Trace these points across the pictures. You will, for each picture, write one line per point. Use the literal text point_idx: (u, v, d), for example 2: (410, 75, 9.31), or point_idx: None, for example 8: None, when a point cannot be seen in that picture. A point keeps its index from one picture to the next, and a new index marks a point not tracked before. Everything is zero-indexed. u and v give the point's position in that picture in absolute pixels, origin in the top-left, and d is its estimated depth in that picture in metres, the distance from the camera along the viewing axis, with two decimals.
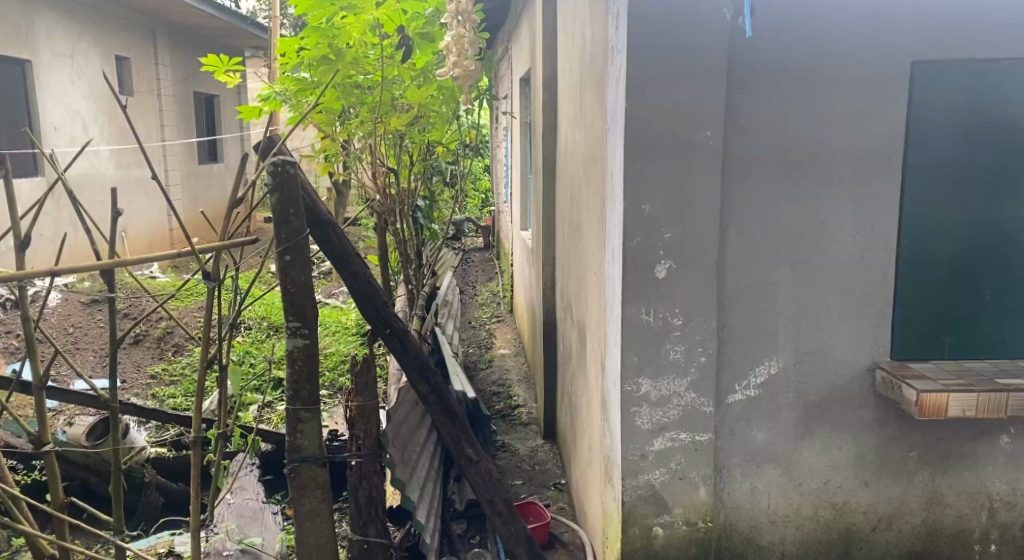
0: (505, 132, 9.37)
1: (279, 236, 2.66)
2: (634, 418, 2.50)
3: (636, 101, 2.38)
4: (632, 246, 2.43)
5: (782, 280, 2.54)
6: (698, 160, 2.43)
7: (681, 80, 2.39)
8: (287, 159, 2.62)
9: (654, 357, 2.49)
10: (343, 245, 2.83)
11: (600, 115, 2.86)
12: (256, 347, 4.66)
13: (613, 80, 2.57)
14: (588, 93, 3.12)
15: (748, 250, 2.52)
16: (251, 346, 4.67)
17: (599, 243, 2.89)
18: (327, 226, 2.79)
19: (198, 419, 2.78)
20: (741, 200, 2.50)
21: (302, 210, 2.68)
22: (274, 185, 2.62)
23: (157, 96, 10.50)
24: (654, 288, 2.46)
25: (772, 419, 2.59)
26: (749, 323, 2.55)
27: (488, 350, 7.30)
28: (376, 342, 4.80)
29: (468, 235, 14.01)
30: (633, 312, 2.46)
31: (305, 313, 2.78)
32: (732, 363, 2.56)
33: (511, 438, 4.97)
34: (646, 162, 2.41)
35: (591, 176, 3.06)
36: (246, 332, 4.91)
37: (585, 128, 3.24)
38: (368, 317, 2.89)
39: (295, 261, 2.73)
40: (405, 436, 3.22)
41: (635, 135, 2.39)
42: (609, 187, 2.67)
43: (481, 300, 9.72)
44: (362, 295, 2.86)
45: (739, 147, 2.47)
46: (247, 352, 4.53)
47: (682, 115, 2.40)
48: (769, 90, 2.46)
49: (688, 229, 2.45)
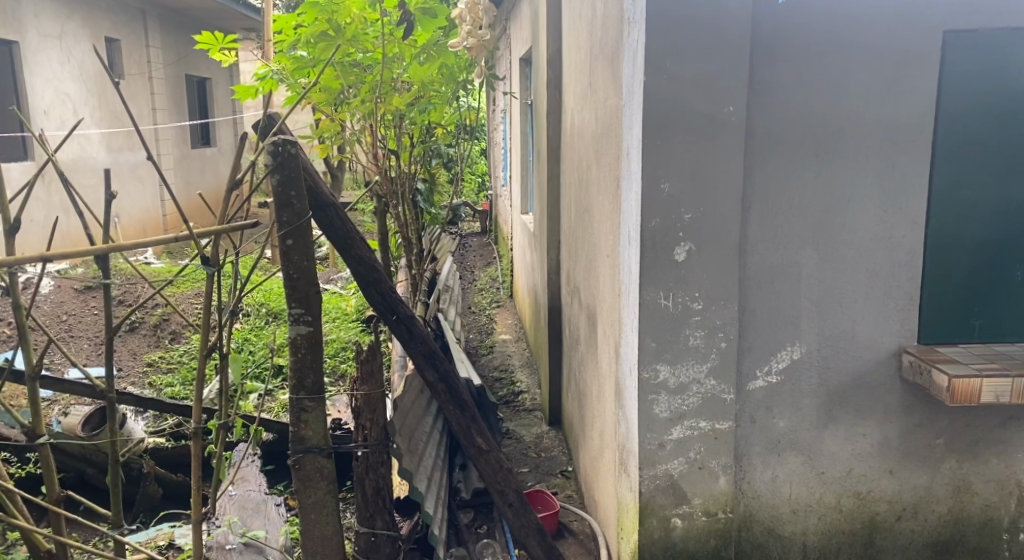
0: (503, 114, 9.23)
1: (281, 219, 2.57)
2: (652, 406, 2.42)
3: (655, 74, 2.28)
4: (651, 227, 2.34)
5: (805, 262, 2.45)
6: (719, 137, 2.33)
7: (702, 52, 2.29)
8: (289, 139, 2.51)
9: (673, 343, 2.40)
10: (347, 228, 2.72)
11: (612, 91, 2.76)
12: (256, 334, 4.55)
13: (628, 52, 2.47)
14: (600, 69, 3.00)
15: (771, 230, 2.43)
16: (250, 333, 4.57)
17: (612, 225, 2.80)
18: (329, 209, 2.69)
19: (199, 411, 2.65)
20: (763, 179, 2.40)
21: (305, 192, 2.59)
22: (274, 165, 2.52)
23: (148, 79, 10.31)
24: (673, 271, 2.37)
25: (794, 406, 2.50)
26: (771, 307, 2.46)
27: (488, 335, 7.22)
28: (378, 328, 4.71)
29: (464, 219, 13.88)
30: (651, 297, 2.38)
31: (308, 298, 2.68)
32: (753, 349, 2.47)
33: (516, 424, 4.89)
34: (665, 139, 2.31)
35: (603, 155, 2.96)
36: (245, 319, 4.80)
37: (596, 106, 3.13)
38: (374, 303, 2.78)
39: (298, 246, 2.62)
40: (412, 424, 3.12)
41: (654, 109, 2.30)
42: (623, 166, 2.57)
43: (480, 285, 9.62)
44: (367, 280, 2.75)
45: (762, 123, 2.37)
46: (247, 340, 4.43)
47: (703, 89, 2.31)
48: (794, 63, 2.36)
49: (709, 209, 2.36)
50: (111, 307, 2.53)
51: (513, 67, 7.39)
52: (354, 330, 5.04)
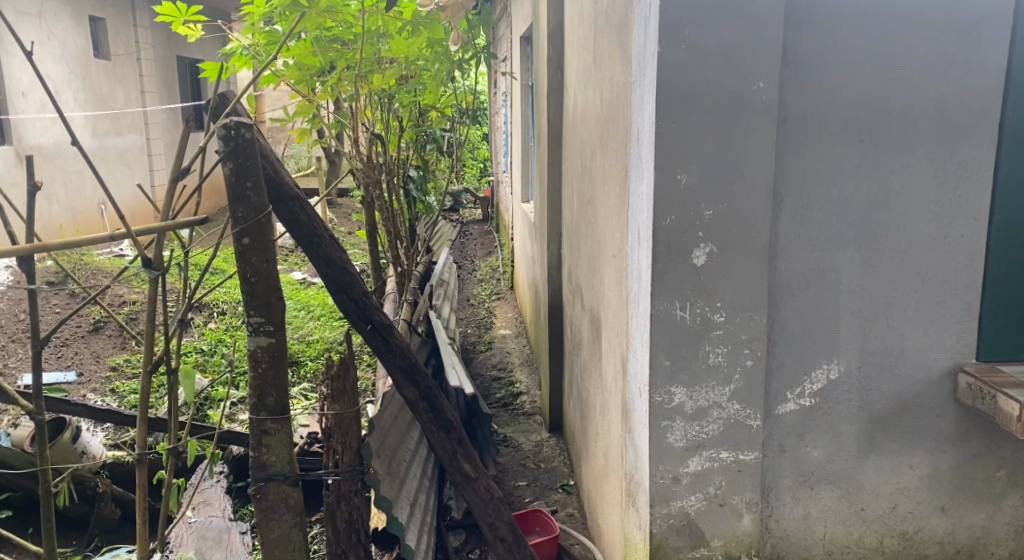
0: (504, 97, 8.85)
1: (242, 214, 2.24)
2: (666, 434, 2.07)
3: (671, 45, 1.94)
4: (664, 226, 2.01)
5: (846, 266, 2.09)
6: (747, 119, 1.99)
7: (727, 19, 1.94)
8: (244, 122, 2.19)
9: (690, 362, 2.06)
10: (313, 225, 2.38)
11: (619, 68, 2.40)
12: (230, 334, 4.21)
13: (640, 20, 2.12)
14: (606, 43, 2.63)
15: (806, 231, 2.07)
16: (224, 334, 4.22)
17: (619, 223, 2.44)
18: (293, 201, 2.35)
19: (144, 437, 2.29)
20: (798, 169, 2.04)
21: (263, 183, 2.25)
22: (226, 151, 2.19)
23: (136, 61, 9.92)
24: (691, 278, 2.03)
25: (830, 433, 2.14)
26: (805, 319, 2.10)
27: (488, 330, 6.89)
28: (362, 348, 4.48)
29: (466, 206, 13.50)
30: (665, 307, 2.04)
31: (269, 305, 2.34)
32: (785, 367, 2.11)
33: (513, 430, 4.56)
34: (682, 123, 1.97)
35: (609, 141, 2.59)
36: (220, 317, 4.46)
37: (601, 86, 2.77)
38: (345, 311, 2.43)
39: (255, 246, 2.28)
40: (392, 443, 2.77)
41: (670, 87, 1.95)
42: (632, 154, 2.22)
43: (480, 275, 9.26)
44: (337, 284, 2.40)
45: (799, 102, 2.01)
46: (220, 342, 4.10)
47: (727, 63, 1.96)
48: (835, 30, 1.99)
49: (732, 205, 2.02)
50: (38, 316, 2.19)
51: (514, 47, 7.00)
52: (339, 330, 4.70)
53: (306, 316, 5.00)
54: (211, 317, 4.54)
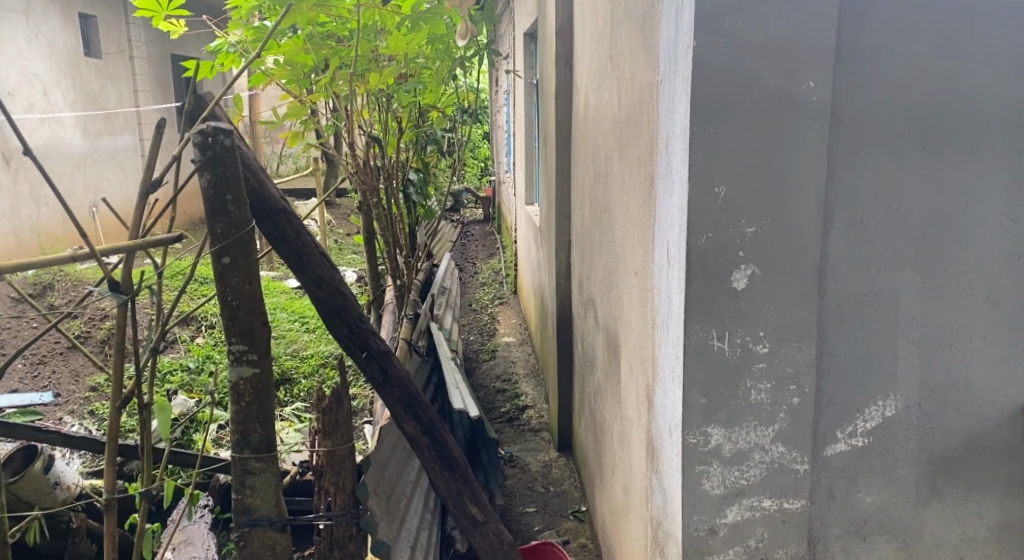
0: (506, 95, 8.59)
1: (227, 232, 2.01)
2: (701, 481, 1.82)
3: (709, 37, 1.69)
4: (700, 245, 1.77)
5: (905, 289, 1.84)
6: (794, 123, 1.74)
7: (773, 8, 1.70)
8: (222, 128, 1.97)
9: (729, 399, 1.81)
10: (301, 242, 2.13)
11: (644, 64, 2.15)
12: (218, 350, 3.97)
13: (669, 11, 1.87)
14: (626, 37, 2.38)
15: (860, 250, 1.82)
16: (213, 350, 3.98)
17: (643, 238, 2.18)
18: (278, 214, 2.11)
19: (112, 480, 2.04)
20: (853, 180, 1.79)
21: (244, 196, 2.02)
22: (202, 162, 1.96)
23: (128, 59, 9.65)
24: (730, 304, 1.79)
25: (886, 477, 1.89)
26: (859, 349, 1.85)
27: (491, 337, 6.64)
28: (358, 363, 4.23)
29: (466, 205, 13.24)
30: (700, 337, 1.79)
31: (253, 332, 2.10)
32: (835, 404, 1.86)
33: (519, 449, 4.31)
34: (721, 127, 1.73)
35: (630, 146, 2.34)
36: (209, 332, 4.22)
37: (619, 85, 2.52)
38: (338, 337, 2.18)
39: (237, 265, 2.05)
40: (391, 478, 2.52)
41: (708, 87, 1.70)
42: (659, 163, 1.97)
43: (482, 279, 9.01)
44: (328, 307, 2.15)
45: (854, 104, 1.76)
46: (207, 358, 3.86)
47: (772, 58, 1.71)
48: (894, 20, 1.74)
49: (777, 221, 1.77)
50: None
51: (517, 43, 6.73)
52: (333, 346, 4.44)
53: (301, 327, 4.75)
54: (199, 331, 4.31)
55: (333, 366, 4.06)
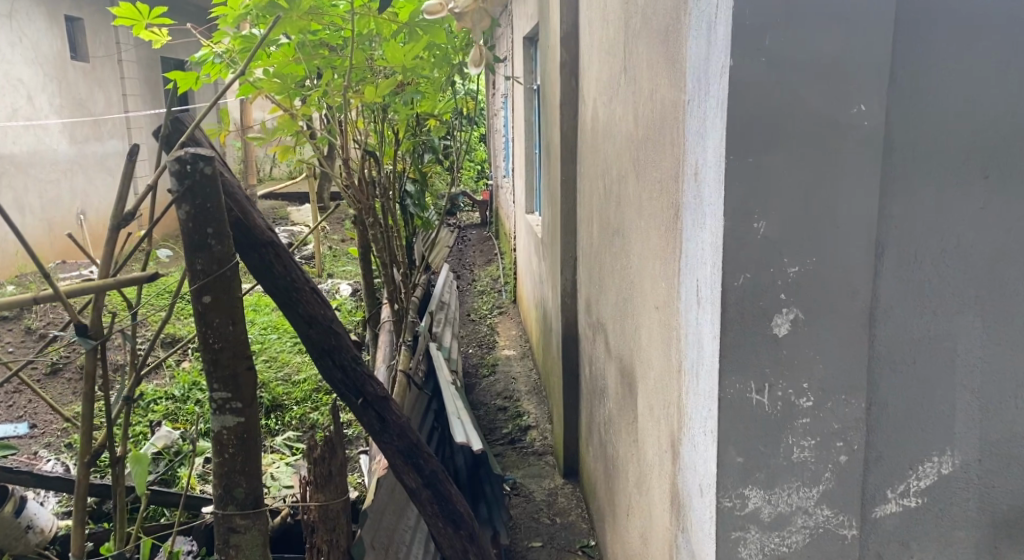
0: (505, 100, 8.38)
1: (208, 268, 1.82)
2: (737, 549, 1.63)
3: (748, 56, 1.50)
4: (738, 287, 1.57)
5: (962, 334, 1.66)
6: (844, 151, 1.55)
7: (821, 22, 1.51)
8: (203, 154, 1.77)
9: (770, 458, 1.62)
10: (290, 277, 1.93)
11: (666, 80, 1.96)
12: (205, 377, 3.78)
13: (697, 25, 1.68)
14: (644, 50, 2.19)
15: (914, 290, 1.63)
16: (199, 376, 3.79)
17: (666, 271, 1.99)
18: (264, 247, 1.91)
19: (78, 542, 1.85)
20: (907, 213, 1.61)
21: (227, 229, 1.82)
22: (181, 193, 1.77)
23: (117, 62, 9.42)
24: (770, 353, 1.60)
25: (940, 541, 1.71)
26: (912, 401, 1.67)
27: (490, 350, 6.44)
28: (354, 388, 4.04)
29: (463, 210, 13.04)
30: (737, 390, 1.60)
31: (237, 377, 1.90)
32: (886, 460, 1.68)
33: (523, 475, 4.12)
34: (762, 156, 1.54)
35: (648, 169, 2.15)
36: (195, 356, 4.03)
37: (635, 100, 2.33)
38: (331, 381, 1.98)
39: (220, 305, 1.86)
40: (389, 527, 2.33)
41: (746, 111, 1.52)
42: (685, 191, 1.78)
43: (480, 286, 8.81)
44: (320, 349, 1.96)
45: (908, 129, 1.57)
46: (193, 386, 3.68)
47: (819, 79, 1.52)
48: (953, 35, 1.56)
49: (824, 260, 1.58)
50: None
51: (516, 47, 6.54)
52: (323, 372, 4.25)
53: (293, 346, 4.57)
54: (185, 355, 4.13)
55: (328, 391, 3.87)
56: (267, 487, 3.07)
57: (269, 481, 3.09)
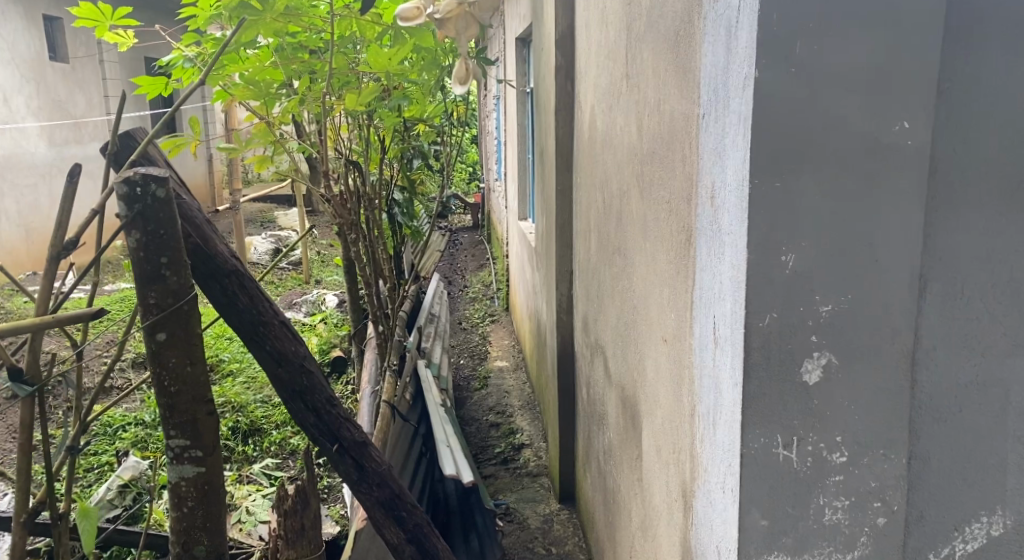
0: (497, 102, 8.17)
1: (163, 302, 1.62)
2: None
3: (776, 67, 1.31)
4: (763, 328, 1.38)
5: (1014, 380, 1.47)
6: (884, 174, 1.36)
7: (860, 28, 1.32)
8: (155, 175, 1.56)
9: (799, 521, 1.43)
10: (255, 310, 1.73)
11: (675, 90, 1.76)
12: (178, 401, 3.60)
13: (713, 30, 1.49)
14: (649, 56, 2.00)
15: (960, 330, 1.44)
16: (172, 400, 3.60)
17: (675, 302, 1.80)
18: (227, 276, 1.71)
19: None
20: (955, 243, 1.41)
21: (183, 258, 1.62)
22: (130, 218, 1.56)
23: (98, 62, 9.16)
24: (800, 402, 1.41)
25: None
26: (957, 454, 1.48)
27: (482, 361, 6.24)
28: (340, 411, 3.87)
29: (455, 212, 12.81)
30: (762, 444, 1.41)
31: (197, 423, 1.70)
32: (926, 522, 1.48)
33: (516, 499, 3.93)
34: (790, 180, 1.35)
35: (655, 187, 1.96)
36: None
37: (639, 111, 2.14)
38: (304, 425, 1.79)
39: (176, 342, 1.65)
40: None
41: (773, 130, 1.33)
42: (700, 216, 1.59)
43: (472, 293, 8.60)
44: (289, 391, 1.75)
45: (956, 149, 1.39)
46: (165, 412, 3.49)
47: (857, 93, 1.33)
48: (1008, 42, 1.37)
49: (861, 298, 1.39)
50: None
51: (509, 48, 6.34)
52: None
53: None
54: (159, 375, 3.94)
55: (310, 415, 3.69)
56: (241, 524, 2.88)
57: (243, 517, 2.90)
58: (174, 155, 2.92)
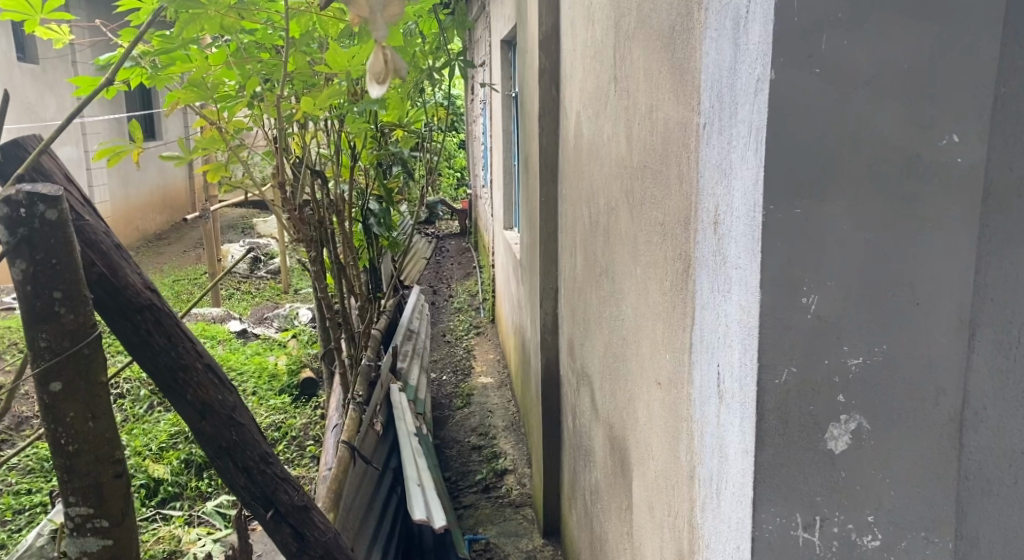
0: (483, 106, 7.91)
1: (57, 344, 1.35)
2: None
3: (798, 66, 1.06)
4: (780, 386, 1.13)
5: None
6: (929, 197, 1.10)
7: (901, 19, 1.06)
8: (44, 194, 1.30)
9: None
10: (175, 356, 1.49)
11: (670, 94, 1.51)
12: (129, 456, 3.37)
13: (716, 24, 1.24)
14: (639, 55, 1.74)
15: (1015, 386, 1.18)
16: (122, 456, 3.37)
17: (670, 341, 1.54)
18: (140, 313, 1.45)
19: None
20: (1011, 283, 1.16)
21: (81, 295, 1.36)
22: (14, 247, 1.30)
23: (70, 64, 8.84)
24: (825, 475, 1.15)
25: None
26: (1012, 535, 1.22)
27: (466, 377, 5.97)
28: (309, 443, 3.63)
29: (441, 218, 12.54)
30: (780, 526, 1.15)
31: (102, 488, 1.43)
32: None
33: (497, 533, 3.66)
34: (813, 206, 1.10)
35: (647, 205, 1.70)
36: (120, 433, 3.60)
37: (629, 118, 1.88)
38: (234, 487, 1.62)
39: (74, 394, 1.38)
40: None
41: (792, 144, 1.08)
42: (700, 245, 1.33)
43: (457, 303, 8.33)
44: (216, 447, 1.57)
45: (1014, 168, 1.13)
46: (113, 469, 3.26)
47: (898, 99, 1.08)
48: None
49: (898, 349, 1.13)
50: None
51: (495, 50, 6.10)
52: (265, 423, 3.82)
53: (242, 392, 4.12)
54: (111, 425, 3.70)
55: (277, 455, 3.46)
56: None
57: None
58: (111, 164, 2.60)
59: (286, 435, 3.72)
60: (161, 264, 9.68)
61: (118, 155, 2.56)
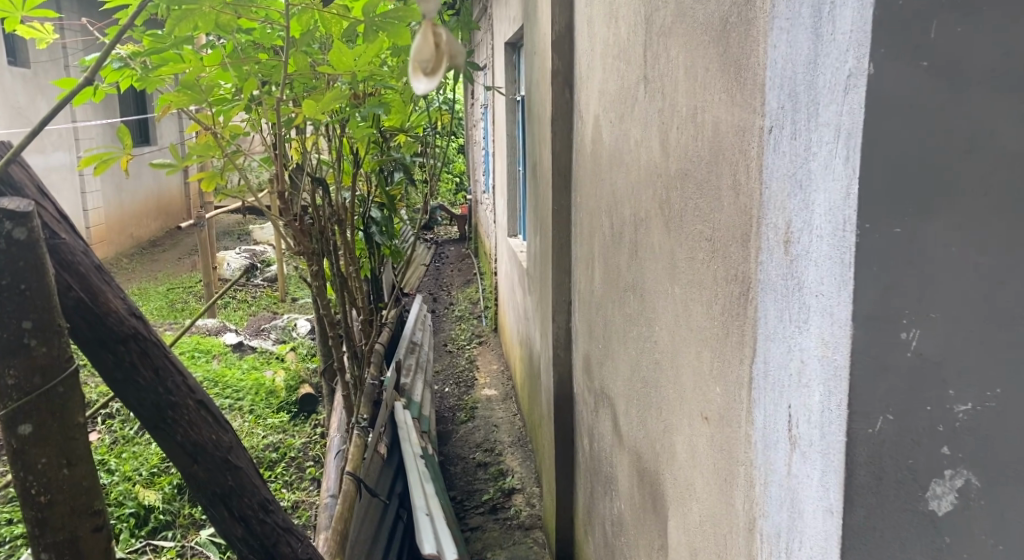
0: (485, 110, 7.75)
1: (27, 382, 1.21)
2: None
3: (900, 62, 0.91)
4: (875, 437, 0.96)
5: None
6: None
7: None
8: (12, 212, 1.16)
9: None
10: (165, 395, 1.41)
11: (722, 94, 1.34)
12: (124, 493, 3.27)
13: (788, 13, 1.08)
14: (680, 53, 1.58)
15: None
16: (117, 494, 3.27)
17: (721, 372, 1.37)
18: (123, 343, 1.35)
19: None
20: None
21: (58, 327, 1.23)
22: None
23: (63, 68, 8.66)
24: (927, 541, 0.98)
25: None
26: None
27: (469, 388, 5.79)
28: (309, 465, 3.46)
29: (440, 224, 12.36)
30: None
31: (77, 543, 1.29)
32: None
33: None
34: (914, 227, 0.94)
35: (690, 218, 1.54)
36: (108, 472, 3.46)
37: (665, 123, 1.71)
38: (231, 538, 1.56)
39: (45, 436, 1.24)
40: None
41: (893, 153, 0.93)
42: (765, 266, 1.17)
43: (458, 311, 8.15)
44: (211, 496, 1.50)
45: None
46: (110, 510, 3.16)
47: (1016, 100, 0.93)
48: None
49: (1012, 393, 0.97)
50: None
51: (497, 53, 5.94)
52: (263, 443, 3.63)
53: (240, 411, 3.93)
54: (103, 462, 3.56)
55: (276, 482, 3.29)
56: None
57: None
58: (99, 171, 2.42)
59: (285, 456, 3.54)
60: (156, 271, 9.49)
61: (106, 162, 2.37)
